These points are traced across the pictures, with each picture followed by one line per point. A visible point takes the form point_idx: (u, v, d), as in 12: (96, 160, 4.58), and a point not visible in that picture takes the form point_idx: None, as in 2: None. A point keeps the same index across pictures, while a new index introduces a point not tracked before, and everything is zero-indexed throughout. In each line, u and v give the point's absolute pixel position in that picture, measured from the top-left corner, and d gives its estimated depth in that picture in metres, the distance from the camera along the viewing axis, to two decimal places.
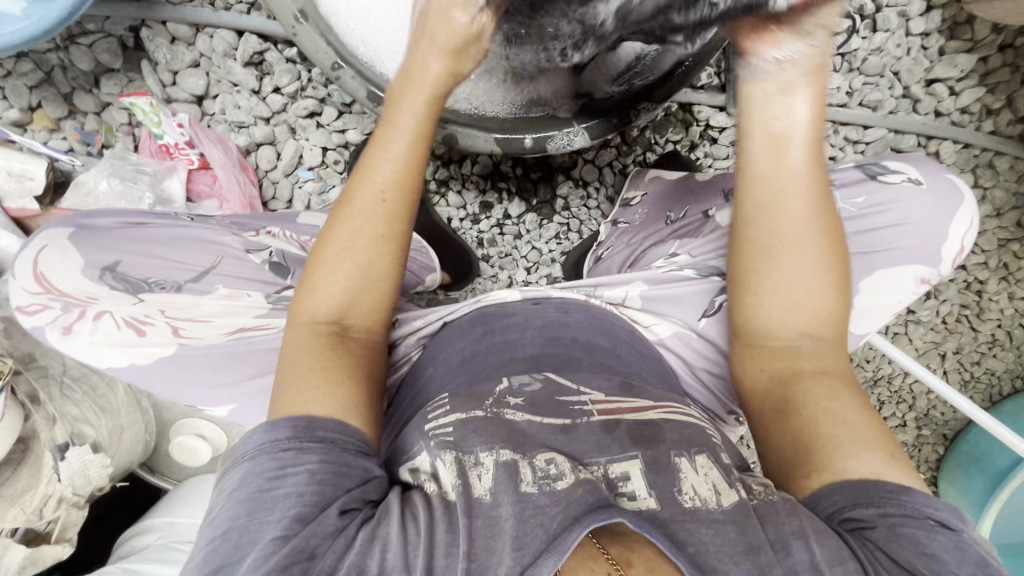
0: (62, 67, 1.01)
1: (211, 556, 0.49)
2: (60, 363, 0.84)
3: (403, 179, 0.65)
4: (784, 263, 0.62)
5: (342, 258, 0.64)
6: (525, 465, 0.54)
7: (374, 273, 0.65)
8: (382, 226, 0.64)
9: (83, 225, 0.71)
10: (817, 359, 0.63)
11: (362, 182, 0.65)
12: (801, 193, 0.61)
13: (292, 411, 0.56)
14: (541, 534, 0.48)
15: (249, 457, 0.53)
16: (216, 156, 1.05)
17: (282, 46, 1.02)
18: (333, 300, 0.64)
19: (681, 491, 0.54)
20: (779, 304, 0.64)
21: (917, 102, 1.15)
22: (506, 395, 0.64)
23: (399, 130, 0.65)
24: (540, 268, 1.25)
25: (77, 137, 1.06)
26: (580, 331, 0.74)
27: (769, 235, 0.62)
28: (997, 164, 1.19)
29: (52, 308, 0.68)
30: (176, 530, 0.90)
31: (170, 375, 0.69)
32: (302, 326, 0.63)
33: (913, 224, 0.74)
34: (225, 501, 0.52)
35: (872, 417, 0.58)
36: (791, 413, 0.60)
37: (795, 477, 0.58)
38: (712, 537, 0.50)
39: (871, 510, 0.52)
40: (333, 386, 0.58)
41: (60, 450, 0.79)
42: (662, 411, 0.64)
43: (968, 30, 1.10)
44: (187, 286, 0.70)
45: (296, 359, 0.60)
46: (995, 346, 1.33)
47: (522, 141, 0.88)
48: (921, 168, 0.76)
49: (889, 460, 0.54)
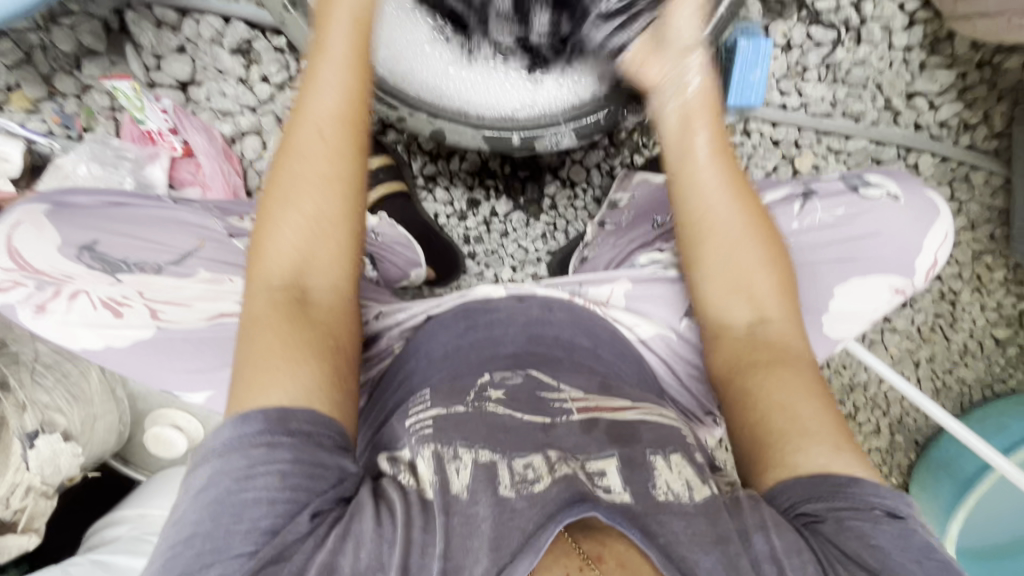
0: (42, 47, 0.99)
1: (171, 562, 0.49)
2: (32, 350, 0.83)
3: (338, 115, 0.63)
4: (716, 240, 0.69)
5: (291, 203, 0.61)
6: (503, 466, 0.55)
7: (324, 217, 0.61)
8: (326, 169, 0.62)
9: (59, 202, 0.70)
10: (770, 347, 0.64)
11: (295, 128, 0.62)
12: (719, 185, 0.70)
13: (246, 402, 0.54)
14: (517, 535, 0.49)
15: (218, 455, 0.52)
16: (200, 144, 1.02)
17: (271, 35, 1.01)
18: (286, 261, 0.60)
19: (654, 486, 0.55)
20: (720, 283, 0.69)
21: (898, 114, 1.18)
22: (487, 389, 0.65)
23: (327, 65, 0.63)
24: (526, 268, 1.24)
25: (56, 120, 1.03)
26: (562, 329, 0.75)
27: (700, 223, 0.70)
28: (972, 178, 1.22)
29: (25, 286, 0.66)
30: (149, 522, 0.88)
31: (147, 360, 0.68)
32: (258, 300, 0.59)
33: (885, 235, 0.73)
34: (190, 500, 0.51)
35: (821, 400, 0.60)
36: (747, 408, 0.61)
37: (753, 473, 0.59)
38: (684, 526, 0.51)
39: (820, 505, 0.54)
40: (293, 366, 0.55)
41: (28, 437, 0.76)
42: (642, 412, 0.65)
43: (947, 47, 1.13)
44: (168, 269, 0.69)
45: (253, 336, 0.57)
46: (967, 355, 1.36)
47: (510, 139, 0.86)
48: (901, 183, 0.75)
49: (835, 450, 0.56)
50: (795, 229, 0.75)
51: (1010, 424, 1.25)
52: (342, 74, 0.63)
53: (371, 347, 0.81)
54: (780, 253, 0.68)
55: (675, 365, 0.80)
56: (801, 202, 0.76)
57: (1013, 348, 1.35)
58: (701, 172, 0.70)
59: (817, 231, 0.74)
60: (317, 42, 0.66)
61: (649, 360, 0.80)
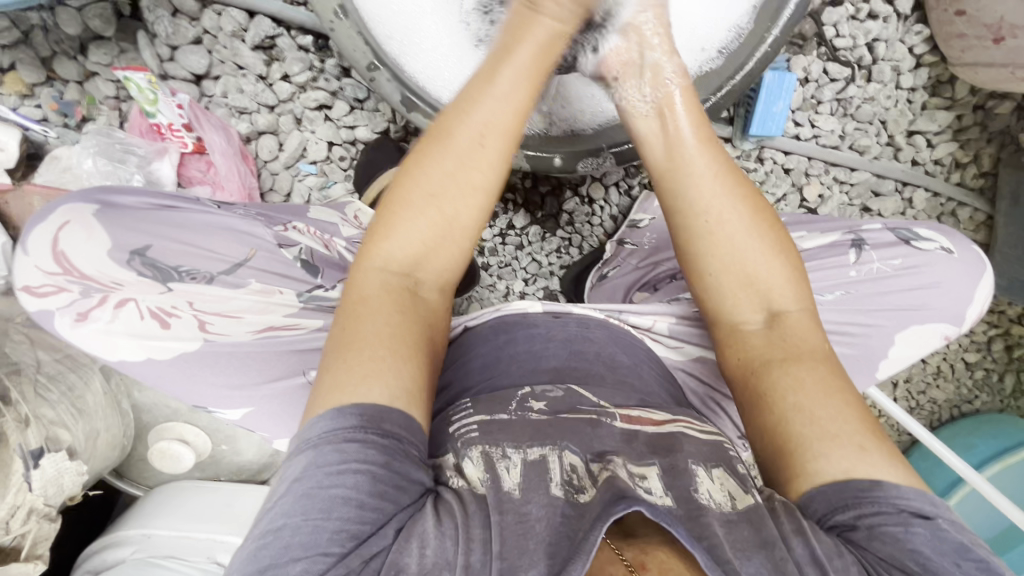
0: (43, 28, 0.92)
1: (260, 552, 0.47)
2: (34, 359, 0.79)
3: (504, 123, 0.60)
4: (721, 235, 0.63)
5: (431, 195, 0.59)
6: (554, 460, 0.55)
7: (458, 223, 0.60)
8: (474, 171, 0.60)
9: (106, 201, 0.68)
10: (788, 342, 0.60)
11: (459, 121, 0.60)
12: (709, 173, 0.64)
13: (345, 397, 0.51)
14: (567, 543, 0.46)
15: (312, 445, 0.50)
16: (217, 143, 0.98)
17: (296, 34, 0.96)
18: (408, 250, 0.60)
19: (697, 491, 0.52)
20: (732, 280, 0.64)
21: (898, 151, 1.24)
22: (529, 398, 0.64)
23: (512, 69, 0.61)
24: (537, 281, 1.26)
25: (54, 106, 0.96)
26: (603, 346, 0.74)
27: (696, 218, 0.64)
28: (959, 214, 1.27)
29: (68, 291, 0.64)
30: (154, 543, 0.83)
31: (188, 372, 0.66)
32: (369, 278, 0.59)
33: (943, 287, 0.77)
34: (285, 490, 0.49)
35: (844, 399, 0.54)
36: (765, 408, 0.57)
37: (776, 480, 0.55)
38: (726, 532, 0.48)
39: (850, 514, 0.49)
40: (395, 361, 0.54)
41: (33, 456, 0.70)
42: (682, 425, 0.62)
43: (948, 89, 1.18)
44: (220, 278, 0.69)
45: (360, 316, 0.56)
46: (938, 376, 1.45)
47: (551, 160, 0.92)
48: (951, 238, 0.80)
49: (861, 451, 0.51)
50: (852, 278, 0.78)
51: (977, 443, 1.33)
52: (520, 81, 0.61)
53: None
54: (785, 240, 0.64)
55: (712, 394, 0.81)
56: (854, 252, 0.79)
57: (979, 371, 1.44)
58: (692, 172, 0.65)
59: (873, 281, 0.77)
60: (506, 36, 0.63)
61: (684, 383, 0.82)
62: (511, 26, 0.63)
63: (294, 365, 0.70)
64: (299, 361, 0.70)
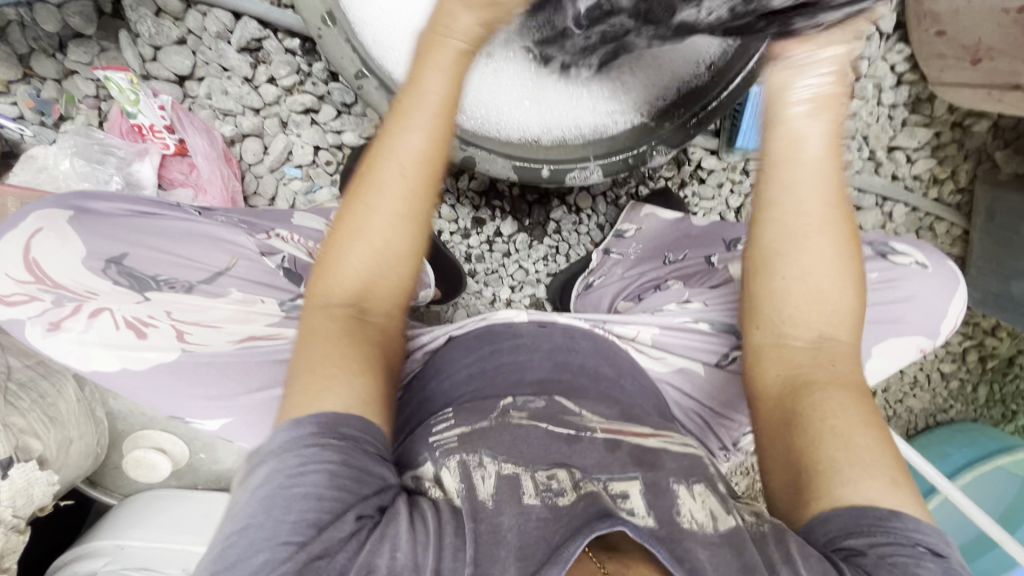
0: (20, 24, 0.90)
1: (224, 552, 0.46)
2: (4, 365, 0.77)
3: (427, 152, 0.58)
4: (806, 260, 0.58)
5: (366, 229, 0.58)
6: (527, 477, 0.53)
7: (396, 250, 0.59)
8: (406, 203, 0.58)
9: (81, 208, 0.67)
10: (834, 371, 0.57)
11: (382, 154, 0.57)
12: (819, 187, 0.57)
13: (301, 407, 0.51)
14: (543, 546, 0.46)
15: (274, 454, 0.49)
16: (200, 145, 0.96)
17: (283, 36, 0.96)
18: (350, 279, 0.59)
19: (679, 513, 0.51)
20: (801, 298, 0.59)
21: (878, 165, 1.26)
22: (510, 409, 0.63)
23: (426, 98, 0.57)
24: (524, 288, 1.26)
25: (30, 104, 0.93)
26: (586, 358, 0.74)
27: (787, 233, 0.58)
28: (936, 228, 1.30)
29: (41, 300, 0.63)
30: (126, 555, 0.80)
31: (164, 383, 0.66)
32: (318, 310, 0.58)
33: (919, 301, 0.78)
34: (247, 495, 0.48)
35: (882, 434, 0.53)
36: (796, 429, 0.55)
37: (791, 499, 0.53)
38: (709, 557, 0.47)
39: (862, 539, 0.48)
40: (347, 380, 0.53)
41: (0, 466, 0.67)
42: (664, 440, 0.61)
43: (927, 107, 1.21)
44: (199, 287, 0.68)
45: (310, 348, 0.55)
46: (915, 386, 1.48)
47: (540, 170, 0.91)
48: (926, 253, 0.81)
49: (891, 487, 0.50)
50: None
51: (951, 451, 1.36)
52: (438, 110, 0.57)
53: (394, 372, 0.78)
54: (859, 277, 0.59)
55: (693, 404, 0.81)
56: None
57: (955, 381, 1.47)
58: (807, 186, 0.57)
59: None
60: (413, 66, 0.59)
61: (667, 395, 0.82)
62: (417, 54, 0.59)
63: (276, 376, 0.68)
64: (276, 372, 0.68)
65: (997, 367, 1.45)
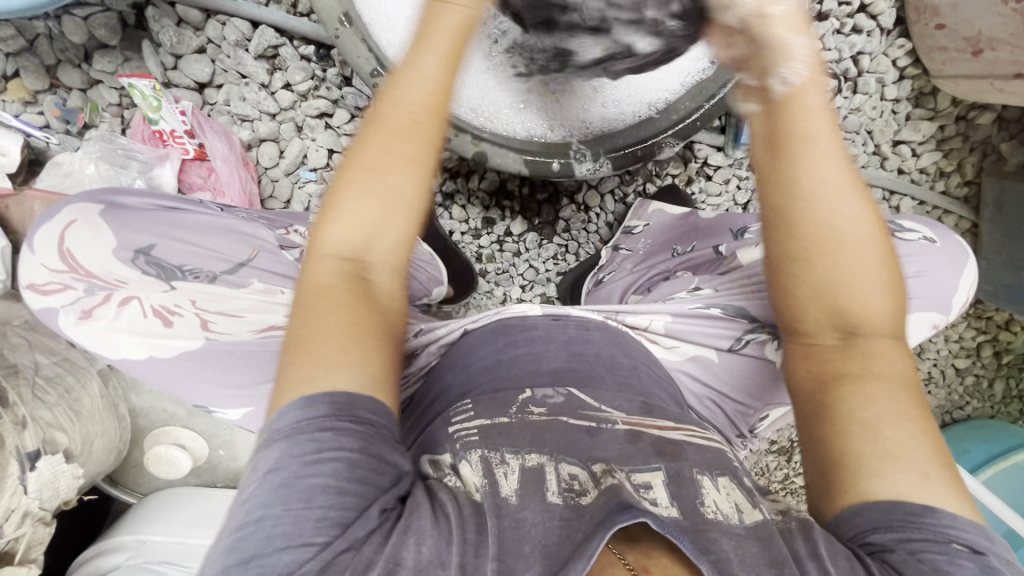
0: (48, 36, 0.94)
1: (238, 546, 0.45)
2: (32, 361, 0.79)
3: (434, 99, 0.58)
4: (828, 247, 0.57)
5: (372, 179, 0.56)
6: (552, 472, 0.54)
7: (404, 202, 0.57)
8: (412, 151, 0.57)
9: (111, 202, 0.70)
10: (868, 363, 0.56)
11: (389, 103, 0.58)
12: (838, 175, 0.56)
13: (314, 381, 0.50)
14: (567, 545, 0.46)
15: (284, 436, 0.48)
16: (219, 150, 1.00)
17: (298, 44, 0.99)
18: (355, 235, 0.56)
19: (702, 503, 0.51)
20: (827, 291, 0.58)
21: (884, 160, 1.27)
22: (529, 404, 0.64)
23: (432, 44, 0.58)
24: (535, 287, 1.28)
25: (56, 113, 0.98)
26: (601, 347, 0.75)
27: (798, 214, 0.57)
28: (944, 221, 1.30)
29: (73, 289, 0.66)
30: (149, 549, 0.82)
31: (189, 370, 0.67)
32: (321, 269, 0.56)
33: (931, 276, 0.78)
34: (259, 482, 0.47)
35: (921, 428, 0.52)
36: (827, 422, 0.54)
37: (819, 490, 0.53)
38: (735, 547, 0.47)
39: (890, 535, 0.47)
40: (358, 348, 0.52)
41: (29, 458, 0.68)
42: (686, 432, 0.61)
43: (931, 101, 1.21)
44: (222, 277, 0.71)
45: (317, 308, 0.53)
46: (930, 383, 1.47)
47: (550, 165, 0.94)
48: (933, 228, 0.82)
49: (924, 479, 0.49)
50: None
51: (970, 448, 1.34)
52: (441, 55, 0.58)
53: (412, 363, 0.80)
54: (892, 267, 0.58)
55: (708, 388, 0.82)
56: None
57: (970, 377, 1.46)
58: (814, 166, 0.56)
59: None
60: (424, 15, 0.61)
61: (682, 382, 0.82)
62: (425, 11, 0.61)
63: None
64: None
65: (1011, 362, 1.44)
